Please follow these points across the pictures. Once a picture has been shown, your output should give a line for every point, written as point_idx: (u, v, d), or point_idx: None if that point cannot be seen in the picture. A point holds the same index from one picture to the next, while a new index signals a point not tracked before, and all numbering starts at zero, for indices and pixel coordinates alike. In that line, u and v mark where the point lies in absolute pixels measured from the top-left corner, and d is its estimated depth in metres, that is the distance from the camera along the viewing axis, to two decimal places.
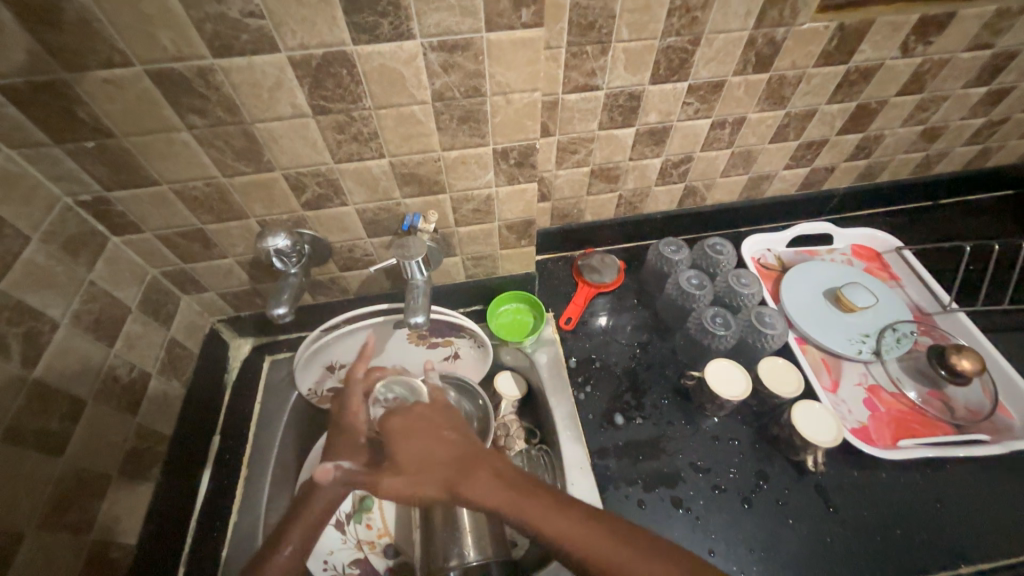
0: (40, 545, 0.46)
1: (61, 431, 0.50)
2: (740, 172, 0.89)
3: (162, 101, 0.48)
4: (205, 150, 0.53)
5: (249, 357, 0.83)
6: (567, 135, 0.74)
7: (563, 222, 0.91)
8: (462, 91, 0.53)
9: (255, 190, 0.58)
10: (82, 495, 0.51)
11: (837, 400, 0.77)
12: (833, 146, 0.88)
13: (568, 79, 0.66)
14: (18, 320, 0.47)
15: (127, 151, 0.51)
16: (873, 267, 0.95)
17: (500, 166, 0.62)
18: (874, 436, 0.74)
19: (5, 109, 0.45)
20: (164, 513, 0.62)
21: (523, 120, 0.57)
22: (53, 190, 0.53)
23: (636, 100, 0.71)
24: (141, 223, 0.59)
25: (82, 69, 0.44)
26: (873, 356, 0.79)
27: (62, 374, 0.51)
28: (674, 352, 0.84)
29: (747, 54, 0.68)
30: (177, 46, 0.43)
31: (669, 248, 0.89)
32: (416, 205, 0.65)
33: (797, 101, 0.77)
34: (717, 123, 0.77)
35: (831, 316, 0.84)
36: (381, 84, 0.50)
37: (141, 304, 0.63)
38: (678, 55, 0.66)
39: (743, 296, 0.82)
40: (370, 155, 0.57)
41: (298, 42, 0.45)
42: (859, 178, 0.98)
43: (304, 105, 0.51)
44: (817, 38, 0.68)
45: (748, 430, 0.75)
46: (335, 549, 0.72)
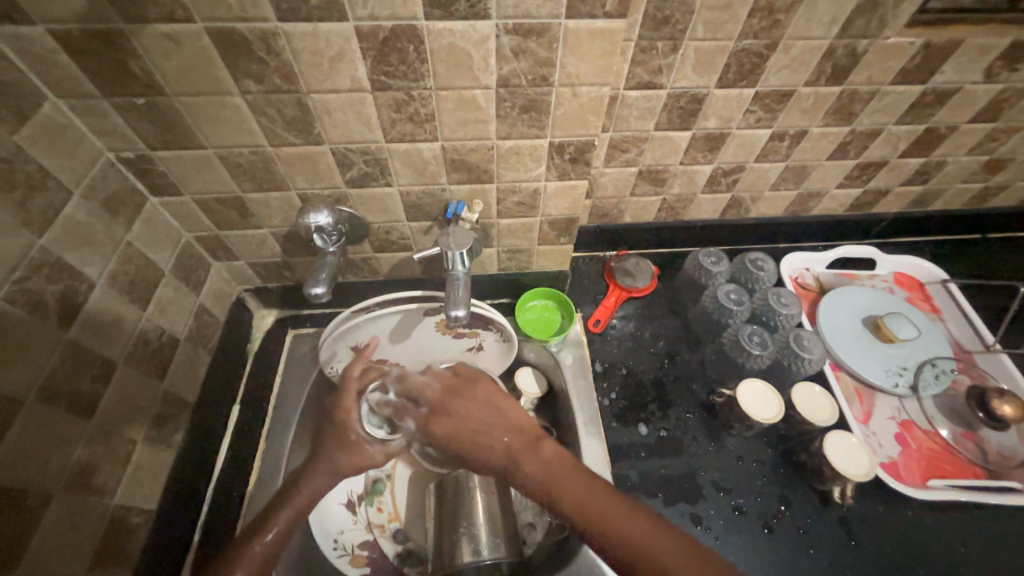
0: (67, 507, 0.46)
1: (93, 393, 0.49)
2: (790, 187, 0.85)
3: (218, 63, 0.45)
4: (256, 117, 0.51)
5: (273, 329, 0.82)
6: (621, 132, 0.70)
7: (601, 221, 0.89)
8: (528, 79, 0.50)
9: (301, 162, 0.56)
10: (107, 459, 0.51)
11: (868, 431, 0.75)
12: (891, 169, 0.84)
13: (631, 74, 0.62)
14: (57, 277, 0.46)
15: (177, 111, 0.49)
16: (915, 297, 0.91)
17: (554, 161, 0.60)
18: (904, 472, 0.72)
19: (57, 57, 0.43)
20: (184, 480, 0.62)
21: (586, 115, 0.54)
22: (96, 144, 0.51)
23: (698, 103, 0.67)
24: (182, 186, 0.58)
25: (141, 21, 0.41)
26: (909, 391, 0.77)
27: (97, 335, 0.50)
28: (702, 365, 0.82)
29: (824, 64, 0.64)
30: (242, 5, 0.41)
31: (709, 259, 0.86)
32: (462, 193, 0.63)
33: (864, 119, 0.73)
34: (776, 134, 0.74)
35: (869, 344, 0.81)
36: (447, 64, 0.48)
37: (174, 268, 0.62)
38: (752, 60, 0.62)
39: (781, 315, 0.79)
40: (423, 137, 0.55)
41: (368, 12, 0.43)
42: (910, 205, 0.94)
43: (363, 79, 0.48)
44: (900, 54, 0.64)
45: (773, 453, 0.73)
46: (345, 530, 0.71)
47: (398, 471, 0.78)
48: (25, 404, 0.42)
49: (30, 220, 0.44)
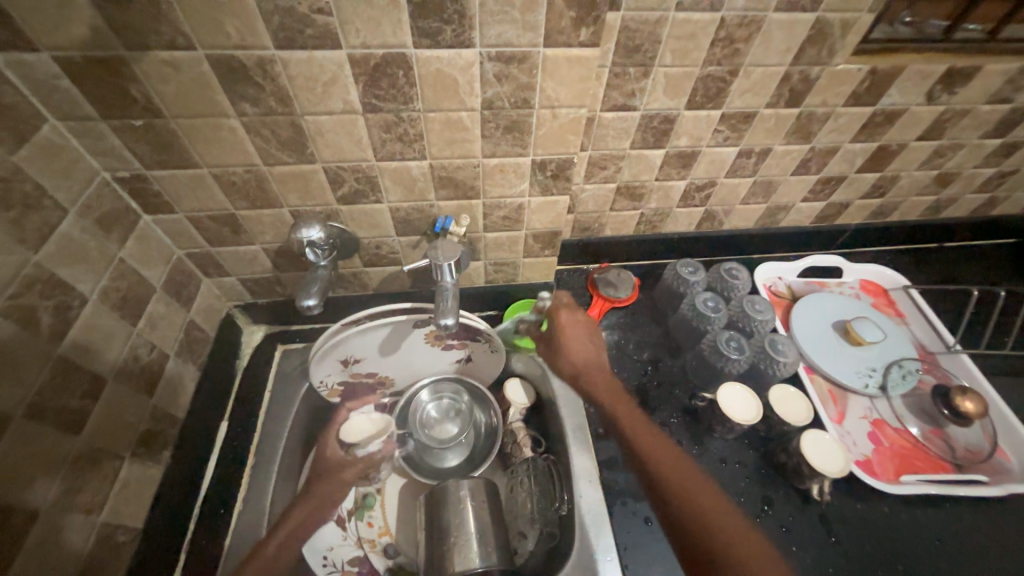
0: (52, 526, 0.46)
1: (81, 409, 0.49)
2: (759, 201, 0.91)
3: (217, 87, 0.48)
4: (251, 138, 0.53)
5: (262, 345, 0.82)
6: (599, 151, 0.75)
7: (584, 235, 0.92)
8: (511, 102, 0.53)
9: (293, 180, 0.59)
10: (94, 476, 0.50)
11: (843, 431, 0.78)
12: (851, 183, 0.90)
13: (607, 97, 0.67)
14: (50, 294, 0.47)
15: (174, 132, 0.51)
16: (880, 303, 0.97)
17: (537, 177, 0.63)
18: (878, 468, 0.75)
19: (60, 82, 0.45)
20: (171, 499, 0.61)
21: (565, 134, 0.58)
22: (92, 165, 0.53)
23: (670, 124, 0.72)
24: (175, 204, 0.59)
25: (144, 48, 0.44)
26: (878, 391, 0.81)
27: (87, 350, 0.51)
28: (684, 371, 0.85)
29: (782, 88, 0.69)
30: (242, 34, 0.44)
31: (687, 269, 0.90)
32: (449, 208, 0.66)
33: (822, 137, 0.79)
34: (743, 152, 0.79)
35: (839, 348, 0.85)
36: (435, 89, 0.51)
37: (164, 285, 0.63)
38: (716, 84, 0.67)
39: (756, 321, 0.83)
40: (412, 156, 0.58)
41: (361, 41, 0.46)
42: (871, 216, 1.00)
43: (355, 102, 0.51)
44: (849, 79, 0.70)
45: (753, 454, 0.76)
46: (334, 546, 0.70)
47: (389, 485, 0.78)
48: (13, 420, 0.43)
49: (26, 237, 0.45)
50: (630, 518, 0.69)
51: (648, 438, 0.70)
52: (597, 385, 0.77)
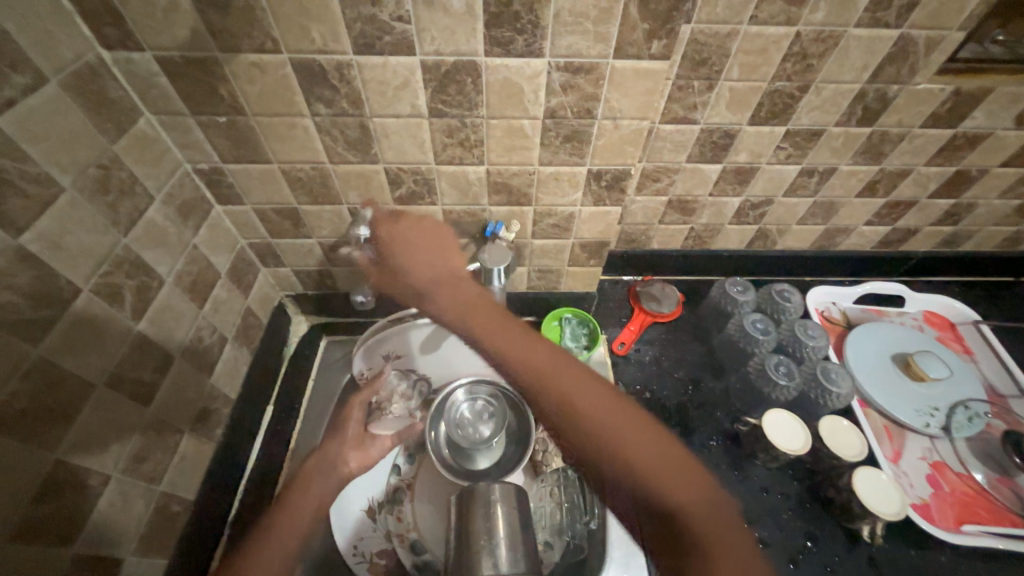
0: (121, 490, 0.49)
1: (152, 383, 0.53)
2: (817, 222, 0.87)
3: (296, 88, 0.50)
4: (321, 137, 0.55)
5: (309, 335, 0.85)
6: (654, 163, 0.74)
7: (629, 246, 0.91)
8: (574, 112, 0.53)
9: (355, 179, 0.61)
10: (158, 447, 0.54)
11: (898, 470, 0.73)
12: (921, 208, 0.85)
13: (667, 110, 0.66)
14: (134, 274, 0.50)
15: (253, 129, 0.54)
16: (946, 336, 0.90)
17: (591, 187, 0.63)
18: (936, 514, 0.70)
19: (158, 78, 0.49)
20: (220, 474, 0.64)
21: (625, 146, 0.57)
22: (177, 156, 0.56)
23: (730, 139, 0.70)
24: (245, 196, 0.62)
25: (235, 50, 0.47)
26: (940, 432, 0.76)
27: (160, 329, 0.54)
28: (726, 393, 0.82)
29: (855, 106, 0.66)
30: (325, 40, 0.46)
31: (735, 288, 0.88)
32: (500, 214, 0.66)
33: (894, 159, 0.75)
34: (805, 170, 0.76)
35: (898, 381, 0.80)
36: (500, 96, 0.52)
37: (228, 272, 0.66)
38: (784, 100, 0.65)
39: (808, 347, 0.79)
40: (470, 161, 0.59)
41: (434, 48, 0.47)
42: (940, 244, 0.94)
43: (422, 107, 0.53)
44: (930, 99, 0.66)
45: (798, 486, 0.72)
46: (364, 536, 0.73)
47: (418, 481, 0.78)
48: (96, 388, 0.46)
49: (118, 220, 0.49)
50: None
51: (581, 387, 0.50)
52: (486, 328, 0.56)
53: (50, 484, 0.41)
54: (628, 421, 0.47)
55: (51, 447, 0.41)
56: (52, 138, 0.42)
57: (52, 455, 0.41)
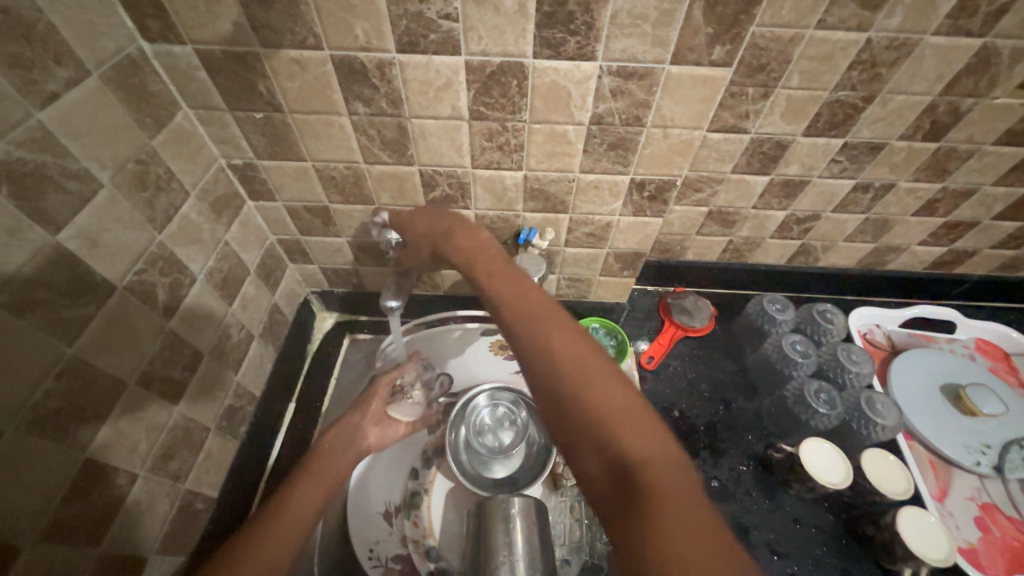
0: (147, 488, 0.49)
1: (181, 380, 0.52)
2: (867, 239, 0.82)
3: (335, 86, 0.49)
4: (357, 136, 0.54)
5: (333, 332, 0.85)
6: (697, 172, 0.70)
7: (662, 256, 0.87)
8: (622, 119, 0.51)
9: (389, 180, 0.59)
10: (185, 445, 0.53)
11: (944, 510, 0.69)
12: (982, 230, 0.79)
13: (717, 117, 0.62)
14: (168, 271, 0.50)
15: (289, 126, 0.53)
16: (999, 368, 0.85)
17: (632, 197, 0.60)
18: (984, 561, 0.65)
19: (197, 72, 0.48)
20: (243, 471, 0.64)
21: (673, 156, 0.54)
22: (212, 151, 0.56)
23: (781, 150, 0.66)
24: (277, 193, 0.62)
25: (276, 46, 0.45)
26: (992, 472, 0.71)
27: (190, 327, 0.53)
28: (759, 416, 0.78)
29: (922, 120, 0.62)
30: (368, 37, 0.44)
31: (774, 305, 0.84)
32: (535, 220, 0.64)
33: (959, 177, 0.69)
34: (859, 186, 0.71)
35: (947, 413, 0.76)
36: (546, 101, 0.49)
37: (258, 268, 0.66)
38: (845, 111, 0.61)
39: (850, 373, 0.75)
40: (508, 166, 0.56)
41: (480, 48, 0.45)
42: (998, 268, 0.88)
43: (463, 108, 0.50)
44: (1008, 115, 0.61)
45: (833, 519, 0.69)
46: (380, 540, 0.71)
47: (436, 486, 0.77)
48: (127, 387, 0.45)
49: (154, 217, 0.48)
50: None
51: (568, 342, 0.40)
52: (492, 273, 0.48)
53: (80, 484, 0.41)
54: (618, 398, 0.36)
55: (82, 446, 0.41)
56: (92, 133, 0.41)
57: (82, 455, 0.41)
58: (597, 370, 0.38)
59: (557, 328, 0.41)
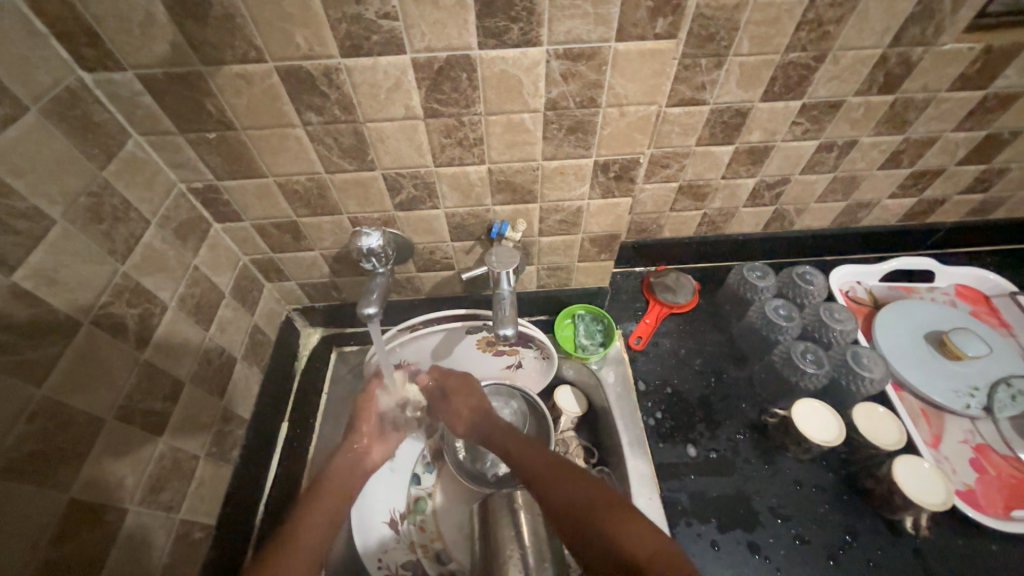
0: (140, 523, 0.48)
1: (163, 411, 0.52)
2: (838, 198, 0.82)
3: (284, 97, 0.48)
4: (315, 146, 0.53)
5: (319, 347, 0.84)
6: (662, 149, 0.70)
7: (639, 236, 0.87)
8: (577, 101, 0.51)
9: (353, 187, 0.59)
10: (175, 476, 0.53)
11: (939, 456, 0.70)
12: (949, 176, 0.80)
13: (674, 92, 0.62)
14: (136, 302, 0.49)
15: (244, 144, 0.52)
16: (981, 310, 0.86)
17: (598, 179, 0.60)
18: (983, 501, 0.66)
19: (142, 98, 0.47)
20: (239, 497, 0.63)
21: (633, 134, 0.54)
22: (170, 176, 0.55)
23: (742, 117, 0.67)
24: (243, 212, 0.61)
25: (218, 63, 0.45)
26: (982, 412, 0.72)
27: (166, 356, 0.53)
28: (751, 383, 0.79)
29: (875, 74, 0.62)
30: (310, 44, 0.44)
31: (755, 274, 0.85)
32: (505, 213, 0.64)
33: (919, 126, 0.70)
34: (824, 145, 0.72)
35: (932, 361, 0.77)
36: (498, 91, 0.49)
37: (232, 290, 0.65)
38: (799, 72, 0.61)
39: (835, 331, 0.76)
40: (471, 160, 0.56)
41: (425, 45, 0.44)
42: (970, 213, 0.89)
43: (417, 107, 0.50)
44: (958, 60, 0.62)
45: (833, 477, 0.70)
46: (388, 549, 0.69)
47: (438, 489, 0.77)
48: (106, 422, 0.45)
49: (114, 248, 0.47)
50: (695, 541, 0.65)
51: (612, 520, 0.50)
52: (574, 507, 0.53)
53: (67, 525, 0.40)
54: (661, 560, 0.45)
55: (63, 487, 0.40)
56: (38, 170, 0.40)
57: (66, 496, 0.40)
58: (617, 516, 0.50)
59: (583, 483, 0.55)
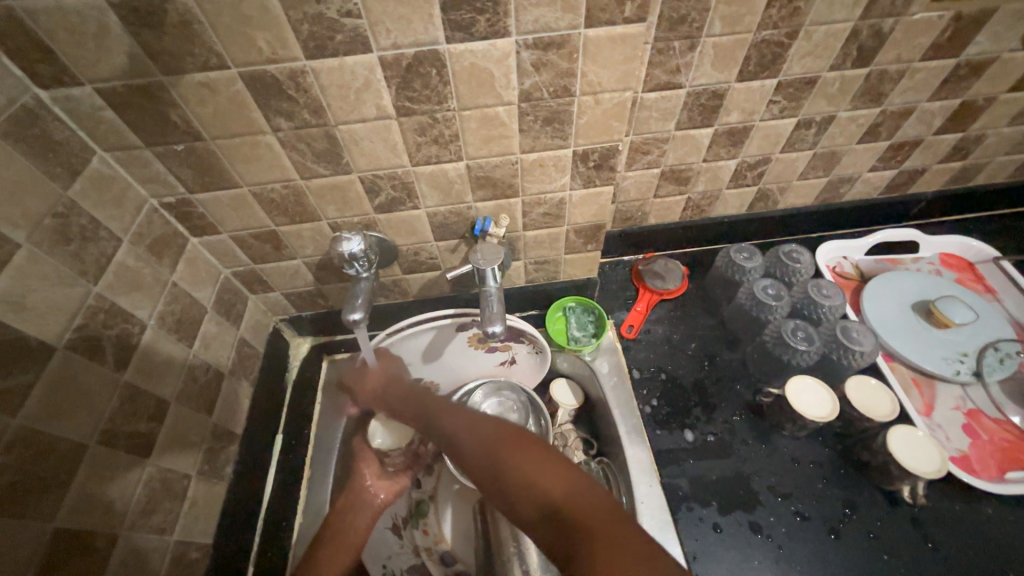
0: (131, 548, 0.47)
1: (149, 432, 0.51)
2: (819, 175, 0.83)
3: (251, 104, 0.47)
4: (288, 153, 0.52)
5: (310, 357, 0.83)
6: (641, 135, 0.70)
7: (625, 225, 0.87)
8: (550, 92, 0.50)
9: (331, 192, 0.58)
10: (166, 497, 0.52)
11: (932, 424, 0.71)
12: (927, 147, 0.80)
13: (649, 77, 0.62)
14: (112, 323, 0.48)
15: (214, 154, 0.51)
16: (966, 278, 0.87)
17: (578, 169, 0.59)
18: (977, 466, 0.67)
19: (104, 112, 0.46)
20: (236, 514, 0.62)
21: (610, 121, 0.54)
22: (141, 192, 0.53)
23: (719, 99, 0.66)
24: (219, 225, 0.60)
25: (179, 72, 0.43)
26: (973, 378, 0.73)
27: (148, 376, 0.52)
28: (744, 364, 0.79)
29: (848, 47, 0.62)
30: (273, 47, 0.42)
31: (741, 255, 0.85)
32: (487, 209, 0.63)
33: (895, 98, 0.70)
34: (802, 122, 0.72)
35: (920, 331, 0.77)
36: (470, 85, 0.48)
37: (215, 305, 0.64)
38: (772, 50, 0.61)
39: (823, 307, 0.77)
40: (448, 158, 0.55)
41: (391, 41, 0.44)
42: (950, 182, 0.90)
43: (389, 106, 0.49)
44: (929, 29, 0.62)
45: (829, 452, 0.70)
46: (392, 554, 0.69)
47: (439, 492, 0.76)
48: (89, 448, 0.44)
49: (85, 269, 0.46)
50: (697, 526, 0.65)
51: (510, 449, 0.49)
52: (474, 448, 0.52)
53: (53, 556, 0.39)
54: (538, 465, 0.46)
55: (47, 517, 0.39)
56: None
57: (50, 526, 0.39)
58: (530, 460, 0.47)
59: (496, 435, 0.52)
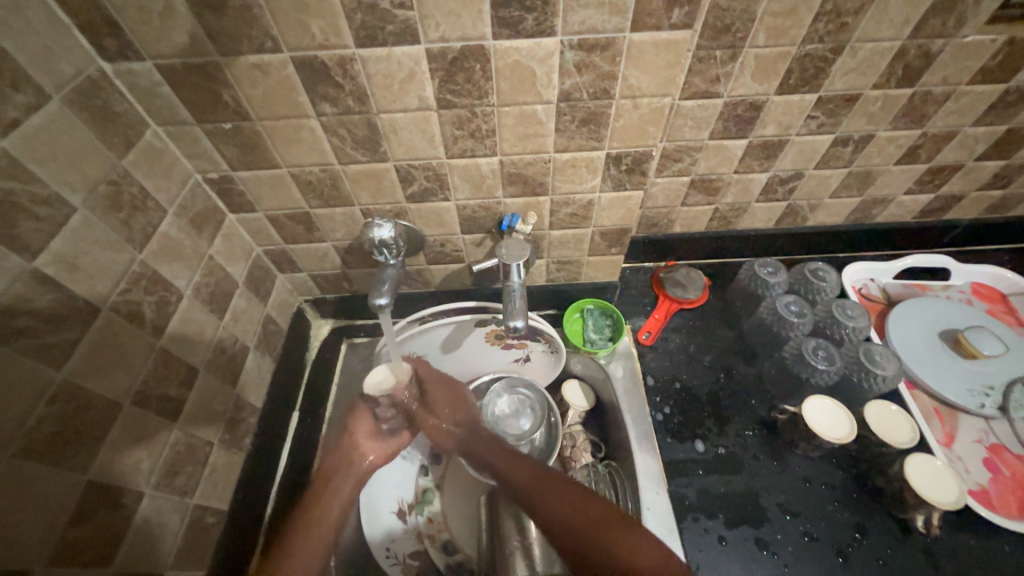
0: (155, 506, 0.49)
1: (178, 397, 0.53)
2: (852, 194, 0.81)
3: (299, 88, 0.48)
4: (328, 137, 0.54)
5: (329, 338, 0.85)
6: (674, 142, 0.70)
7: (649, 231, 0.87)
8: (590, 93, 0.50)
9: (366, 179, 0.59)
10: (189, 461, 0.54)
11: (951, 455, 0.69)
12: (967, 172, 0.78)
13: (688, 84, 0.62)
14: (152, 290, 0.50)
15: (259, 134, 0.53)
16: (997, 309, 0.85)
17: (610, 171, 0.60)
18: (996, 502, 0.65)
19: (160, 88, 0.48)
20: (251, 484, 0.64)
21: (646, 126, 0.54)
22: (186, 167, 0.56)
23: (756, 111, 0.66)
24: (257, 204, 0.62)
25: (235, 53, 0.45)
26: (997, 412, 0.71)
27: (181, 343, 0.54)
28: (760, 379, 0.79)
29: (894, 66, 0.61)
30: (326, 34, 0.44)
31: (766, 269, 0.84)
32: (516, 206, 0.64)
33: (937, 121, 0.69)
34: (839, 139, 0.71)
35: (946, 359, 0.76)
36: (511, 82, 0.49)
37: (246, 280, 0.66)
38: (815, 65, 0.60)
39: (847, 328, 0.76)
40: (482, 152, 0.56)
41: (439, 34, 0.45)
42: (987, 211, 0.87)
43: (430, 98, 0.50)
44: (980, 52, 0.60)
45: (843, 474, 0.69)
46: (396, 538, 0.70)
47: (446, 482, 0.77)
48: (123, 407, 0.46)
49: (132, 237, 0.48)
50: (702, 536, 0.65)
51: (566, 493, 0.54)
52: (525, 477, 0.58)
53: (84, 507, 0.41)
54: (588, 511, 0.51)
55: (82, 469, 0.41)
56: (59, 158, 0.41)
57: (84, 477, 0.41)
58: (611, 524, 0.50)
59: (572, 493, 0.54)
